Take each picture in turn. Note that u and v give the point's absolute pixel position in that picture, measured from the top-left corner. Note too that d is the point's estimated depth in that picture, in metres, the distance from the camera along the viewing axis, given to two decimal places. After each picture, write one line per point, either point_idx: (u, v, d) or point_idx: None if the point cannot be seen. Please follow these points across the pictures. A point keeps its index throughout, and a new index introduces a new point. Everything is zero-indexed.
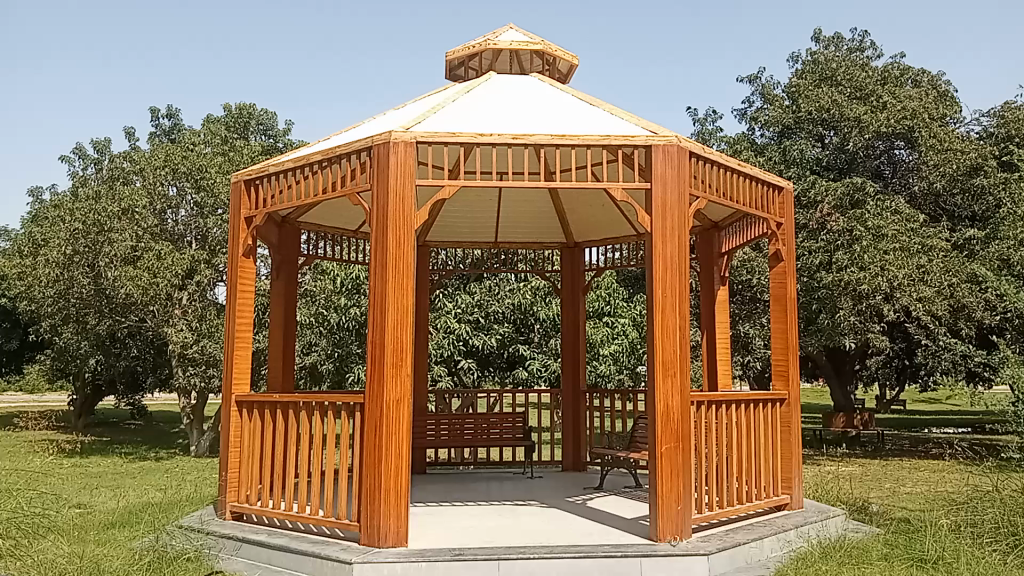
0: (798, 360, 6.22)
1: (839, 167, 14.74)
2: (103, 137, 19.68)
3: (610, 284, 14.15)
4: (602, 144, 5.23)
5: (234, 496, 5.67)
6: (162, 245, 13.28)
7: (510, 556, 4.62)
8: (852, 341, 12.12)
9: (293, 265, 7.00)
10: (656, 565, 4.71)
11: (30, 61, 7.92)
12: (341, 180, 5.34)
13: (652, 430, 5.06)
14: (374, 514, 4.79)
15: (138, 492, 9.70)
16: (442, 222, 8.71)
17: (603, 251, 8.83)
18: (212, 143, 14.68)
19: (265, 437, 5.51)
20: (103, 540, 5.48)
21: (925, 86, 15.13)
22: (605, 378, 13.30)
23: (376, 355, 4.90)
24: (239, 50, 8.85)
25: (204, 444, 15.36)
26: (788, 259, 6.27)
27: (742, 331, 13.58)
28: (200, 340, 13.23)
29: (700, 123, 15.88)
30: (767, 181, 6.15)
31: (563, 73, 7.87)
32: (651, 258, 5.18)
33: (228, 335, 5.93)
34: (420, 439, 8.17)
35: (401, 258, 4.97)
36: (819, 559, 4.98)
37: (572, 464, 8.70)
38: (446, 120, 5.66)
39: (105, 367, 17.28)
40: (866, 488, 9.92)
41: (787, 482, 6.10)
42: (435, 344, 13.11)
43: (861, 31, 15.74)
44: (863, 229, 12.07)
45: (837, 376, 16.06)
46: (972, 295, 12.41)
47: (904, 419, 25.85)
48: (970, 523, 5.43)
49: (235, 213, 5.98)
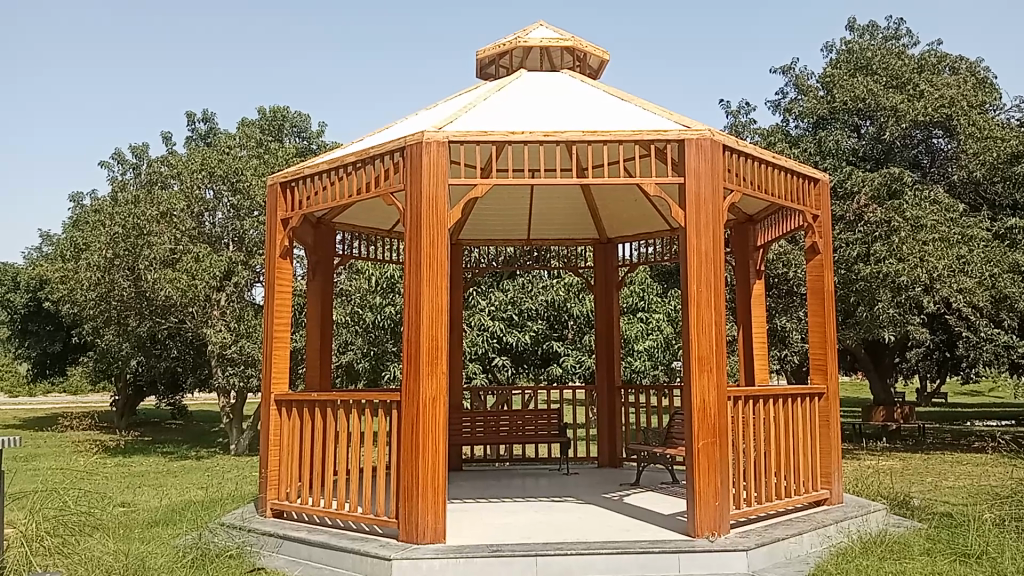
0: (837, 353, 6.13)
1: (875, 158, 14.61)
2: (141, 142, 20.02)
3: (643, 279, 14.10)
4: (634, 139, 5.23)
5: (274, 493, 5.75)
6: (199, 248, 13.46)
7: (548, 552, 4.63)
8: (891, 333, 11.90)
9: (328, 265, 7.08)
10: (694, 559, 4.70)
11: (45, 67, 7.88)
12: (375, 180, 5.39)
13: (688, 426, 5.05)
14: (413, 511, 4.83)
15: (180, 490, 9.84)
16: (474, 221, 8.74)
17: (637, 247, 8.77)
18: (247, 146, 14.86)
19: (304, 435, 5.58)
20: (148, 537, 5.59)
21: (963, 73, 14.93)
22: (639, 373, 13.26)
23: (412, 354, 4.95)
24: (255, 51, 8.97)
25: (243, 443, 15.49)
26: (825, 252, 6.20)
27: (779, 325, 13.51)
28: (239, 340, 13.46)
29: (733, 116, 15.71)
30: (802, 173, 6.08)
31: (593, 69, 7.83)
32: (685, 252, 5.16)
33: (266, 335, 6.02)
34: (456, 436, 8.22)
35: (434, 256, 5.00)
36: (860, 554, 4.92)
37: (608, 459, 8.69)
38: (478, 119, 5.67)
39: (147, 367, 17.52)
40: (906, 482, 9.78)
41: (826, 477, 6.04)
42: (469, 341, 13.27)
43: (896, 19, 15.54)
44: (901, 220, 11.68)
45: (876, 369, 15.83)
46: (1015, 286, 12.20)
47: (948, 413, 25.28)
48: (1014, 518, 5.39)
49: (272, 214, 6.06)
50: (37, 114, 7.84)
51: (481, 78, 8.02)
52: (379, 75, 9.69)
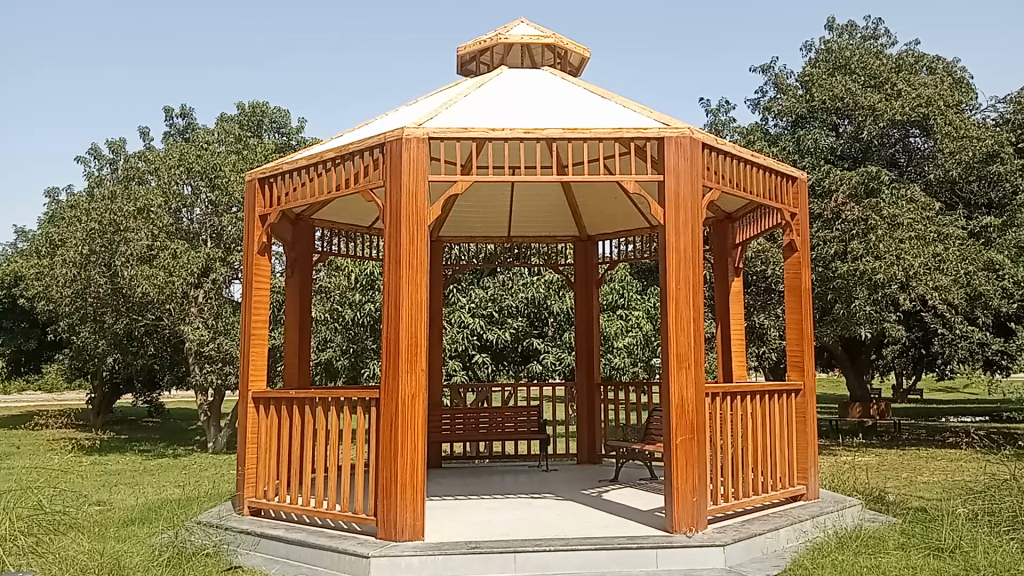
0: (814, 350, 6.18)
1: (853, 156, 14.72)
2: (118, 137, 19.85)
3: (623, 277, 14.14)
4: (615, 137, 5.25)
5: (252, 491, 5.71)
6: (177, 244, 13.36)
7: (526, 549, 4.63)
8: (868, 330, 11.99)
9: (307, 262, 7.04)
10: (670, 555, 4.72)
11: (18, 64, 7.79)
12: (355, 177, 5.37)
13: (667, 422, 5.07)
14: (391, 508, 4.82)
15: (156, 489, 9.76)
16: (454, 218, 8.73)
17: (616, 245, 8.82)
18: (226, 141, 14.76)
19: (281, 432, 5.55)
20: (123, 536, 5.54)
21: (940, 73, 15.05)
22: (619, 370, 13.14)
23: (390, 351, 4.93)
24: (227, 52, 8.93)
25: (221, 441, 15.38)
26: (802, 250, 6.23)
27: (757, 322, 13.57)
28: (216, 337, 13.35)
29: (712, 114, 15.81)
30: (780, 171, 6.12)
31: (574, 66, 7.82)
32: (664, 250, 5.17)
33: (244, 332, 5.98)
34: (435, 434, 8.17)
35: (414, 254, 4.99)
36: (835, 548, 4.96)
37: (587, 457, 8.73)
38: (459, 115, 5.67)
39: (123, 365, 17.34)
40: (882, 478, 9.88)
41: (803, 472, 6.09)
42: (449, 338, 13.22)
43: (875, 19, 15.68)
44: (878, 219, 11.77)
45: (853, 365, 15.97)
46: (989, 284, 12.44)
47: (923, 409, 25.54)
48: (987, 512, 5.48)
49: (250, 210, 6.02)
50: (11, 110, 7.76)
51: (461, 75, 8.01)
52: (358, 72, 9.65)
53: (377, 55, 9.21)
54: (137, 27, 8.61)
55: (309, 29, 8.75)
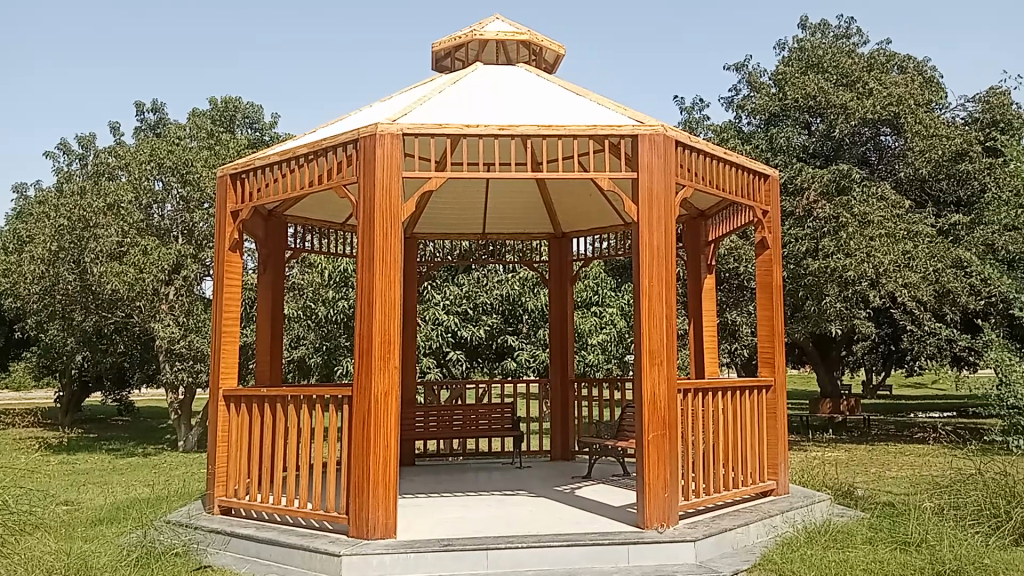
0: (785, 347, 6.23)
1: (825, 154, 14.86)
2: (88, 132, 19.58)
3: (597, 274, 14.18)
4: (589, 134, 5.25)
5: (222, 490, 5.66)
6: (148, 241, 13.19)
7: (499, 546, 4.64)
8: (838, 327, 12.02)
9: (279, 259, 6.99)
10: (642, 551, 4.74)
11: None
12: (328, 173, 5.33)
13: (640, 418, 5.09)
14: (363, 506, 4.80)
15: (125, 488, 9.65)
16: (429, 215, 8.70)
17: (591, 242, 8.85)
18: (198, 136, 14.59)
19: (252, 430, 5.51)
20: (91, 536, 5.47)
21: (911, 72, 15.21)
22: (593, 367, 13.24)
23: (364, 349, 4.90)
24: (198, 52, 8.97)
25: (192, 439, 15.25)
26: (774, 247, 6.29)
27: (729, 318, 13.68)
28: (187, 335, 13.23)
29: (686, 112, 15.90)
30: (753, 169, 6.16)
31: (549, 63, 7.83)
32: (638, 247, 5.19)
33: (215, 329, 5.92)
34: (408, 431, 8.14)
35: (388, 251, 4.97)
36: (804, 543, 5.02)
37: (561, 453, 8.76)
38: (433, 112, 5.65)
39: (93, 363, 17.13)
40: (851, 472, 10.01)
41: (773, 468, 6.15)
42: (424, 336, 13.19)
43: (847, 18, 15.77)
44: (849, 216, 11.91)
45: (823, 361, 16.14)
46: (958, 281, 12.47)
47: (892, 404, 25.90)
48: (952, 506, 5.60)
49: (221, 206, 5.96)
50: None
51: (436, 72, 7.98)
52: (331, 68, 9.60)
53: (351, 50, 9.16)
54: (105, 24, 8.54)
55: (276, 30, 8.72)
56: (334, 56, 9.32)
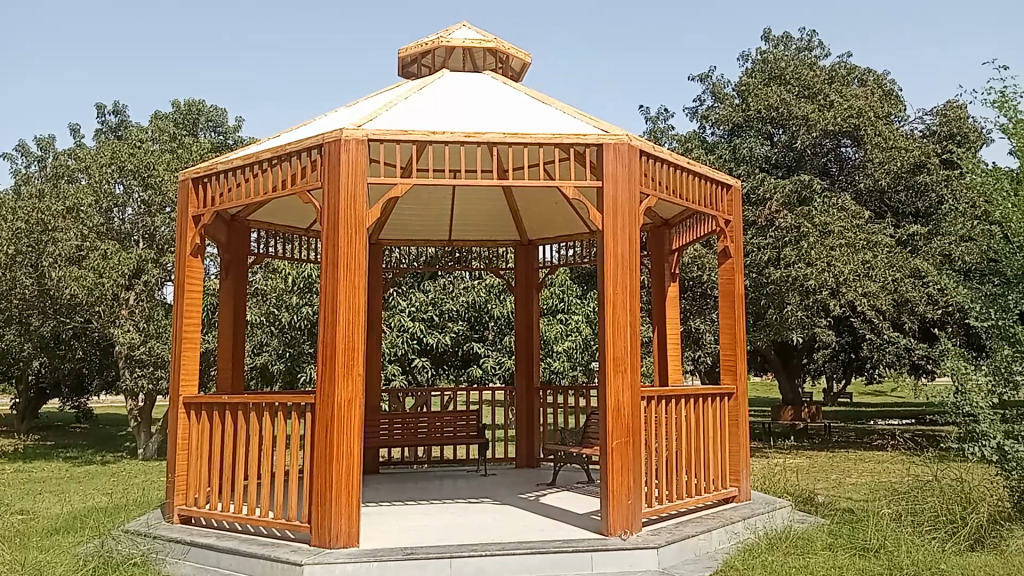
0: (746, 354, 6.31)
1: (787, 165, 15.13)
2: (47, 134, 19.23)
3: (563, 281, 14.23)
4: (554, 142, 5.27)
5: (182, 499, 5.57)
6: (108, 244, 12.96)
7: (462, 554, 4.62)
8: (799, 335, 12.32)
9: (242, 264, 6.92)
10: (605, 558, 4.75)
11: None
12: (292, 178, 5.29)
13: (603, 425, 5.10)
14: (325, 515, 4.75)
15: (83, 497, 9.47)
16: (395, 221, 8.67)
17: (557, 250, 8.87)
18: (160, 140, 14.36)
19: (212, 438, 5.43)
20: (46, 546, 5.36)
21: (871, 85, 15.48)
22: (558, 374, 13.30)
23: (327, 355, 4.86)
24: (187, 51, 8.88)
25: (152, 447, 15.01)
26: (736, 256, 6.35)
27: (693, 326, 13.82)
28: (147, 341, 13.00)
29: (652, 122, 16.04)
30: (716, 179, 6.23)
31: (516, 71, 7.85)
32: (602, 256, 5.22)
33: (175, 335, 5.84)
34: (373, 438, 8.05)
35: (352, 257, 4.94)
36: (765, 549, 5.06)
37: (526, 460, 8.77)
38: (399, 118, 5.64)
39: (50, 369, 16.79)
40: (812, 479, 10.15)
41: (735, 474, 6.21)
42: (388, 343, 13.10)
43: (809, 31, 16.07)
44: (810, 227, 12.07)
45: (785, 369, 16.29)
46: (916, 290, 12.76)
47: (852, 412, 26.31)
48: (909, 513, 5.70)
49: (183, 210, 5.89)
50: None
51: (402, 77, 7.96)
52: (296, 71, 9.53)
53: (316, 53, 9.10)
54: (77, 26, 8.53)
55: (272, 30, 8.66)
56: (333, 56, 9.23)
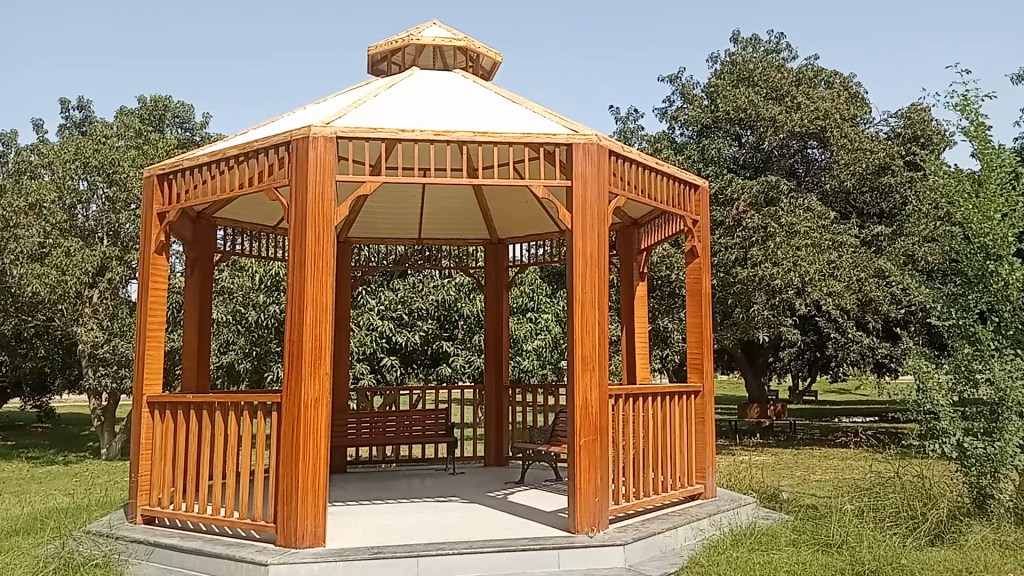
0: (712, 353, 6.37)
1: (754, 166, 15.24)
2: (9, 129, 18.92)
3: (533, 280, 14.25)
4: (524, 141, 5.28)
5: (145, 499, 5.50)
6: (71, 242, 12.76)
7: (429, 552, 4.62)
8: (765, 334, 12.51)
9: (208, 261, 6.85)
10: (572, 556, 4.78)
11: None
12: (259, 175, 5.25)
13: (571, 424, 5.12)
14: (291, 515, 4.72)
15: (44, 497, 9.32)
16: (364, 219, 8.62)
17: (527, 248, 8.87)
18: (125, 136, 14.17)
19: (177, 438, 5.37)
20: (6, 548, 5.27)
21: (838, 87, 15.64)
22: (527, 372, 13.34)
23: (294, 354, 4.83)
24: (195, 51, 9.36)
25: (116, 447, 14.81)
26: (704, 256, 6.38)
27: (661, 325, 13.92)
28: (111, 339, 12.82)
29: (621, 122, 16.13)
30: (684, 179, 6.28)
31: (487, 70, 7.85)
32: (571, 254, 5.24)
33: (139, 333, 5.76)
34: (340, 438, 8.03)
35: (320, 255, 4.91)
36: (730, 546, 5.11)
37: (494, 458, 8.77)
38: (368, 116, 5.62)
39: (11, 368, 16.51)
40: (777, 476, 10.25)
41: (701, 472, 6.26)
42: (357, 341, 13.02)
43: (777, 33, 16.26)
44: (776, 227, 12.16)
45: (752, 367, 16.42)
46: (880, 290, 12.94)
47: (818, 409, 26.62)
48: (871, 508, 5.79)
49: (147, 207, 5.81)
50: None
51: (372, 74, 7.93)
52: (265, 67, 9.46)
53: (285, 50, 9.04)
54: (77, 25, 8.99)
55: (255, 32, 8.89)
56: (308, 53, 9.26)
